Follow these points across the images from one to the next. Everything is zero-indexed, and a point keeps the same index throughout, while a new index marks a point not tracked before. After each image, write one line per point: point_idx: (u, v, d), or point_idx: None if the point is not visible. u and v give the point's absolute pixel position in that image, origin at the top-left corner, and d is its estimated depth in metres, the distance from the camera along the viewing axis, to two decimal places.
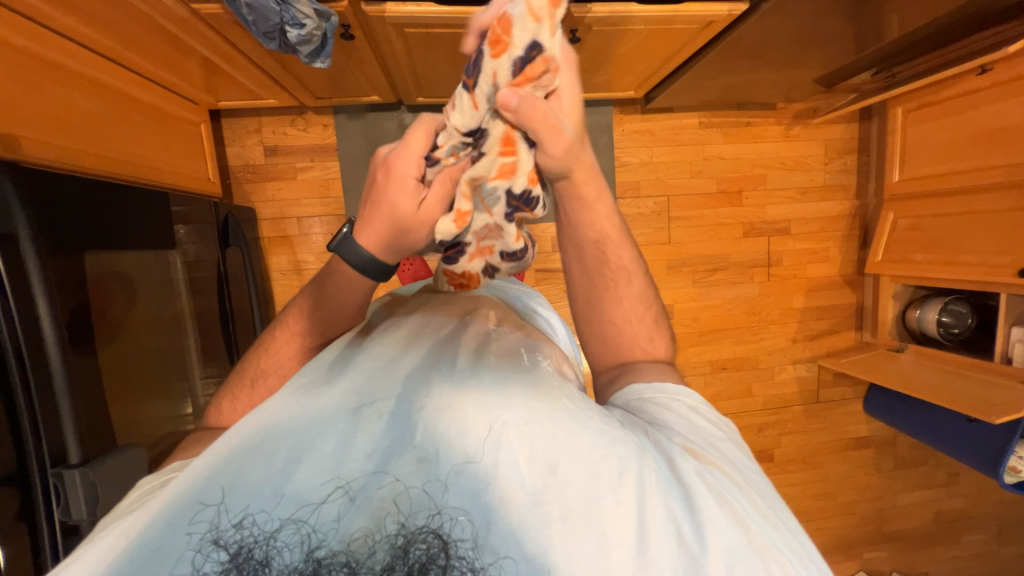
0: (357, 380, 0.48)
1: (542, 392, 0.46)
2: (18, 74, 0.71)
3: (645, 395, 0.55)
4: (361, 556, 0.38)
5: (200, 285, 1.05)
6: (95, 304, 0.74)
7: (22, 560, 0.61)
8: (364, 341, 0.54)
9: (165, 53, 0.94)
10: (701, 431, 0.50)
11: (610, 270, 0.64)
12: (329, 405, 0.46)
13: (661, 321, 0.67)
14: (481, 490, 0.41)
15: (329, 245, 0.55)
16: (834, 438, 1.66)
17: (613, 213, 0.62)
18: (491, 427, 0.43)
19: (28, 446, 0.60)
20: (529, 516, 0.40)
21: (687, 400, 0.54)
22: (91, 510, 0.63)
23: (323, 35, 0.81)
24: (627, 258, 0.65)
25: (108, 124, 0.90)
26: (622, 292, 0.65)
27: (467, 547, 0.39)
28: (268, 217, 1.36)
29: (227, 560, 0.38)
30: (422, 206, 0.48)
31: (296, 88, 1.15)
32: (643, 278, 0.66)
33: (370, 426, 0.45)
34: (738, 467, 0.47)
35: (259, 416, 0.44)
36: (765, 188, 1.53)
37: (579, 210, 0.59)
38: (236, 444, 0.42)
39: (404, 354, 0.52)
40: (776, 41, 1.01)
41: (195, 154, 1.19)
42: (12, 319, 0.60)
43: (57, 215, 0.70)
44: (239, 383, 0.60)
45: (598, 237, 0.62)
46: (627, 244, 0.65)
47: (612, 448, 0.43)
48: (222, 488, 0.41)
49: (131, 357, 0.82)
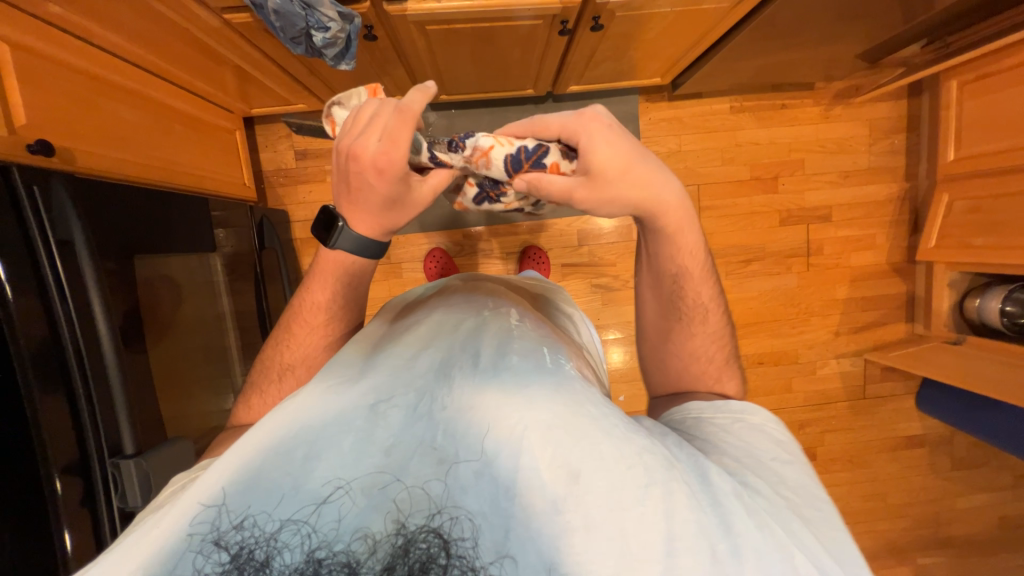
0: (378, 378, 0.49)
1: (566, 396, 0.46)
2: (67, 91, 0.77)
3: (703, 415, 0.55)
4: (361, 555, 0.38)
5: (239, 286, 1.10)
6: (145, 302, 0.79)
7: (86, 543, 0.65)
8: (388, 342, 0.55)
9: (201, 64, 0.98)
10: (760, 451, 0.49)
11: (686, 307, 0.64)
12: (346, 403, 0.46)
13: (734, 363, 0.65)
14: (493, 492, 0.41)
15: (329, 243, 0.57)
16: (884, 437, 1.56)
17: (701, 250, 0.62)
18: (512, 431, 0.43)
19: (89, 437, 0.65)
20: (539, 522, 0.39)
21: (750, 420, 0.53)
22: (145, 498, 0.67)
23: (347, 37, 0.82)
24: (706, 296, 0.64)
25: (153, 135, 0.95)
26: (694, 329, 0.64)
27: (467, 546, 0.39)
28: (300, 219, 1.41)
29: (228, 561, 0.38)
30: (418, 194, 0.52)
31: (322, 91, 1.18)
32: (720, 319, 0.64)
33: (385, 426, 0.45)
34: (800, 490, 0.45)
35: (282, 414, 0.45)
36: (803, 173, 1.45)
37: (667, 242, 0.60)
38: (259, 440, 0.43)
39: (422, 353, 0.52)
40: (810, 18, 0.95)
41: (231, 160, 1.25)
42: (72, 319, 0.64)
43: (107, 221, 0.75)
44: (265, 379, 0.62)
45: (677, 272, 0.62)
46: (710, 280, 0.64)
47: (638, 457, 0.42)
48: (236, 483, 0.41)
49: (178, 355, 0.86)
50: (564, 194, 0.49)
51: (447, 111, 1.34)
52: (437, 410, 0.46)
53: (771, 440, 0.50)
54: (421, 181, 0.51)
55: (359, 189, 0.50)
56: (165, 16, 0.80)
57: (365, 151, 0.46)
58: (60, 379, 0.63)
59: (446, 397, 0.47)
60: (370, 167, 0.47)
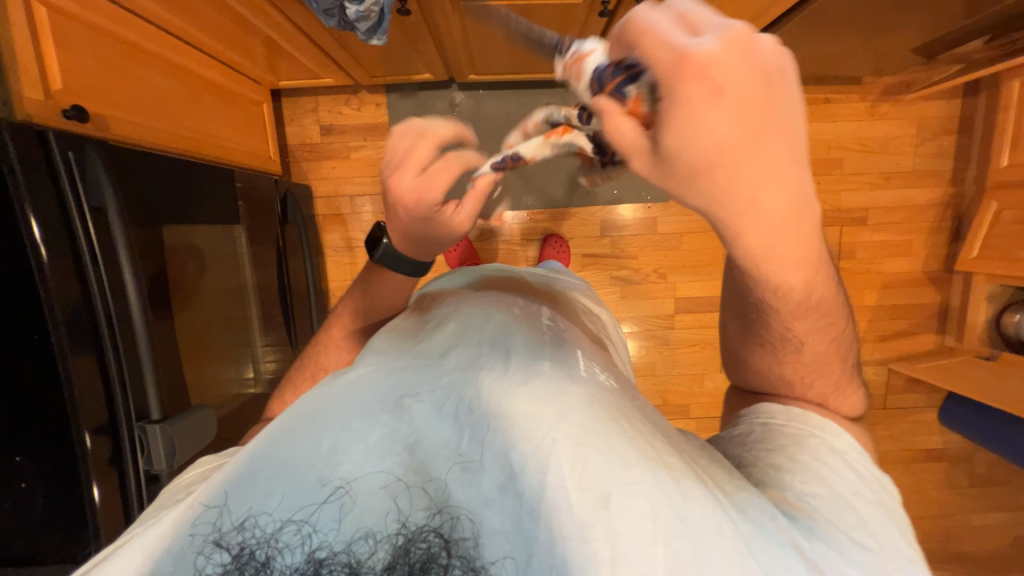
0: (410, 375, 0.48)
1: (602, 410, 0.44)
2: (102, 56, 0.77)
3: (775, 421, 0.55)
4: (362, 556, 0.39)
5: (262, 259, 1.11)
6: (171, 272, 0.80)
7: (113, 500, 0.67)
8: (420, 334, 0.54)
9: (231, 33, 0.97)
10: (843, 485, 0.47)
11: (775, 338, 0.55)
12: (370, 401, 0.46)
13: (846, 375, 0.58)
14: (516, 509, 0.41)
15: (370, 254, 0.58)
16: (900, 448, 1.53)
17: (818, 277, 0.44)
18: (541, 443, 0.41)
19: (118, 402, 0.67)
20: (547, 532, 0.39)
21: (834, 444, 0.51)
22: (169, 462, 0.69)
23: (380, 11, 0.80)
24: (805, 328, 0.52)
25: (181, 105, 0.95)
26: (787, 356, 0.56)
27: (467, 546, 0.40)
28: (323, 195, 1.41)
29: (228, 562, 0.38)
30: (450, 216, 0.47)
31: (350, 65, 1.16)
32: (825, 343, 0.55)
33: (410, 424, 0.45)
34: (875, 532, 0.44)
35: (311, 401, 0.45)
36: (841, 173, 1.39)
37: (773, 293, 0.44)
38: (289, 427, 0.44)
39: (450, 351, 0.51)
40: (868, 8, 0.89)
41: (257, 131, 1.24)
42: (103, 288, 0.65)
43: (135, 189, 0.75)
44: (301, 377, 0.64)
45: (761, 311, 0.51)
46: (812, 313, 0.50)
47: (675, 485, 0.40)
48: (262, 470, 0.42)
49: (202, 323, 0.88)
50: (634, 156, 0.31)
51: (476, 91, 1.32)
52: (464, 414, 0.45)
53: (853, 471, 0.49)
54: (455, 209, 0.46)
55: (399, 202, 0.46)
56: None
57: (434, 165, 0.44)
58: (90, 342, 0.64)
59: (474, 400, 0.45)
60: (401, 202, 0.44)
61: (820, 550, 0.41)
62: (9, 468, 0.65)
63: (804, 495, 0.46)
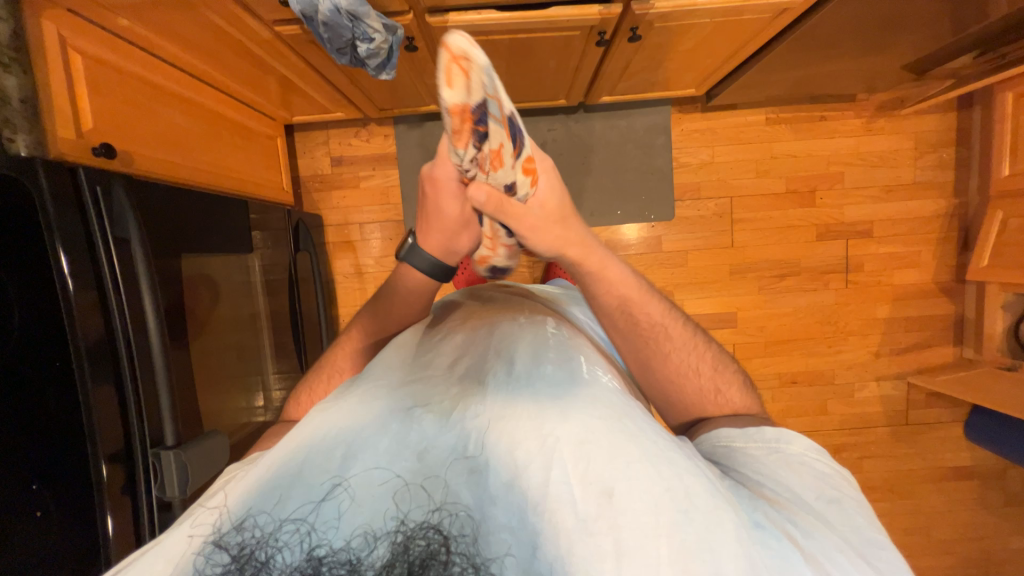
0: (416, 381, 0.49)
1: (602, 411, 0.46)
2: (130, 99, 0.82)
3: (735, 443, 0.54)
4: (363, 553, 0.38)
5: (274, 287, 1.13)
6: (187, 300, 0.83)
7: (126, 528, 0.67)
8: (423, 348, 0.56)
9: (250, 74, 1.02)
10: (803, 489, 0.48)
11: (646, 331, 0.61)
12: (383, 406, 0.47)
13: (726, 364, 0.65)
14: (525, 506, 0.41)
15: (399, 255, 0.62)
16: (928, 467, 1.47)
17: (618, 265, 0.60)
18: (546, 441, 0.43)
19: (134, 429, 0.67)
20: (550, 527, 0.40)
21: (788, 450, 0.52)
22: (182, 489, 0.69)
23: (389, 49, 0.85)
24: (656, 311, 0.62)
25: (201, 140, 1.00)
26: (667, 348, 0.62)
27: (466, 543, 0.39)
28: (333, 223, 1.45)
29: (229, 562, 0.38)
30: (435, 196, 0.53)
31: (360, 100, 1.21)
32: (681, 326, 0.63)
33: (423, 428, 0.45)
34: (857, 526, 0.45)
35: (325, 416, 0.46)
36: (842, 187, 1.40)
37: (590, 276, 0.58)
38: (301, 435, 0.45)
39: (457, 363, 0.53)
40: (857, 28, 0.93)
41: (271, 164, 1.29)
42: (124, 316, 0.67)
43: (157, 221, 0.79)
44: (317, 379, 0.65)
45: (620, 303, 0.60)
46: (655, 299, 0.62)
47: (679, 481, 0.42)
48: (271, 474, 0.42)
49: (216, 350, 0.89)
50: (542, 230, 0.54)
51: None
52: (472, 418, 0.45)
53: (814, 474, 0.50)
54: (434, 189, 0.52)
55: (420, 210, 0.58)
56: (224, 31, 0.84)
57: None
58: (110, 370, 0.66)
59: (481, 404, 0.47)
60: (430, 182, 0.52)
61: (811, 537, 0.42)
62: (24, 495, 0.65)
63: (777, 497, 0.47)
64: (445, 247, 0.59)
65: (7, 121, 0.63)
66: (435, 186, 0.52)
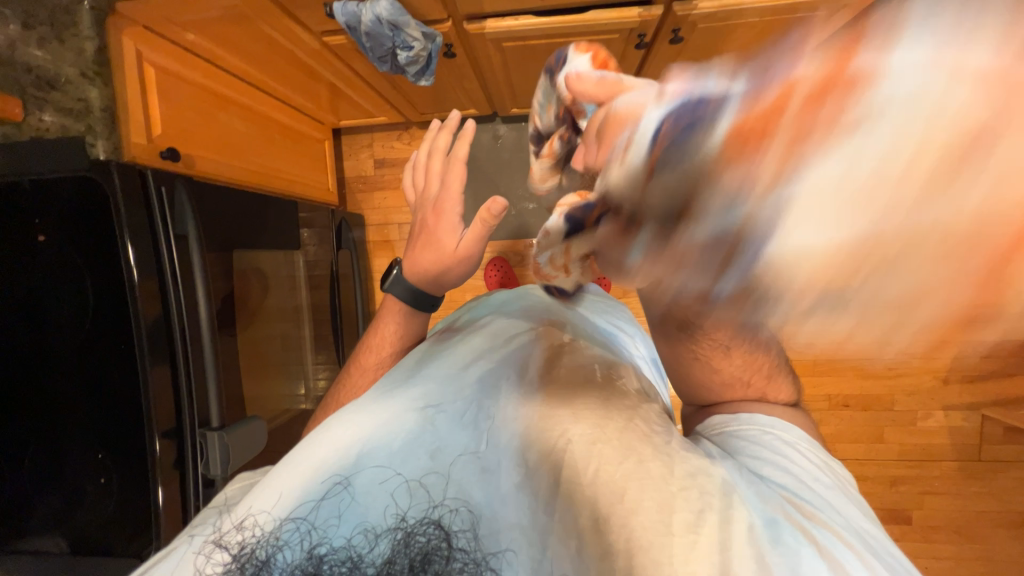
0: (430, 381, 0.50)
1: (612, 413, 0.46)
2: (192, 106, 0.90)
3: (729, 427, 0.53)
4: (364, 550, 0.40)
5: (318, 282, 1.19)
6: (239, 292, 0.89)
7: (175, 502, 0.72)
8: (436, 348, 0.58)
9: (302, 82, 1.09)
10: (801, 472, 0.46)
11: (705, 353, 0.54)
12: (394, 407, 0.47)
13: (781, 370, 0.59)
14: (532, 504, 0.42)
15: (382, 284, 0.64)
16: (1005, 510, 1.31)
17: None
18: (556, 443, 0.44)
19: (185, 411, 0.73)
20: (560, 524, 0.41)
21: (781, 433, 0.50)
22: (224, 468, 0.74)
23: (428, 55, 0.89)
24: None
25: (256, 143, 1.07)
26: (723, 366, 0.55)
27: (466, 538, 0.41)
28: (375, 223, 1.50)
29: (229, 561, 0.39)
30: (435, 223, 0.53)
31: (403, 105, 1.26)
32: None
33: (432, 431, 0.46)
34: (854, 514, 0.43)
35: (342, 415, 0.48)
36: None
37: (675, 313, 0.47)
38: (321, 430, 0.46)
39: (471, 363, 0.54)
40: None
41: (319, 166, 1.36)
42: (181, 307, 0.74)
43: (212, 218, 0.85)
44: (318, 416, 0.64)
45: (686, 336, 0.52)
46: None
47: (690, 479, 0.40)
48: (286, 469, 0.44)
49: (263, 339, 0.96)
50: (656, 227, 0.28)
51: (517, 124, 1.37)
52: (483, 420, 0.47)
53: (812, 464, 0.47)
54: (437, 216, 0.53)
55: (416, 238, 0.58)
56: (279, 43, 0.90)
57: (422, 195, 0.56)
58: (166, 354, 0.72)
59: (492, 409, 0.48)
60: (432, 209, 0.54)
61: (828, 536, 0.38)
62: (96, 462, 0.74)
63: (780, 486, 0.43)
64: (431, 280, 0.59)
65: (90, 129, 0.72)
66: (438, 212, 0.53)
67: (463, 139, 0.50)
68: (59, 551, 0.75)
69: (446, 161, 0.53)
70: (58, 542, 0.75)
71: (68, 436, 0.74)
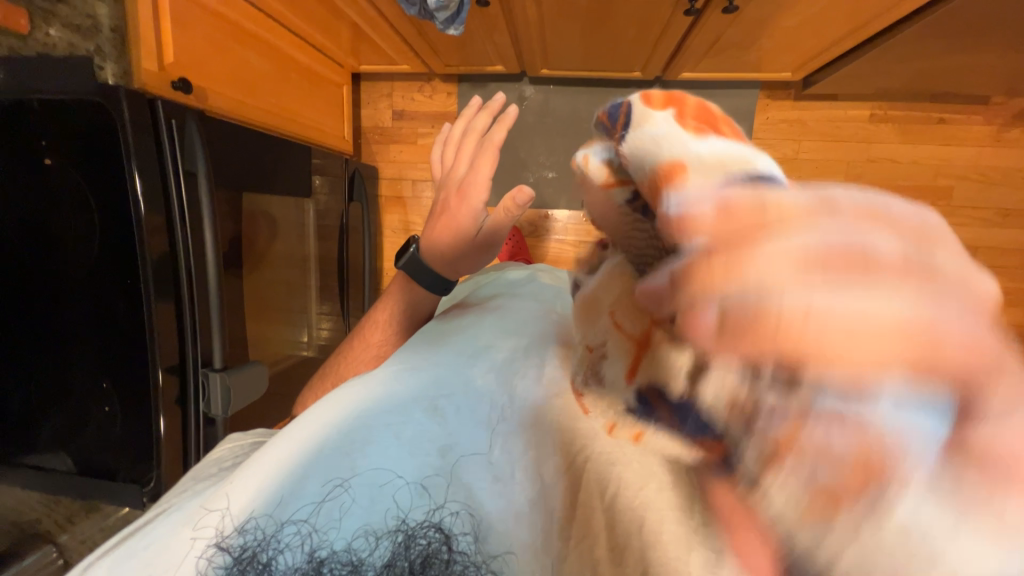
0: (439, 372, 0.49)
1: None
2: (207, 35, 0.85)
3: None
4: (364, 553, 0.37)
5: (327, 232, 1.17)
6: (247, 236, 0.88)
7: (176, 435, 0.74)
8: (440, 338, 0.55)
9: (323, 19, 1.03)
10: None
11: None
12: (400, 398, 0.46)
13: None
14: (548, 523, 0.40)
15: (396, 262, 0.61)
16: None
17: None
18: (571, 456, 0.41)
19: (188, 349, 0.74)
20: (576, 556, 0.39)
21: None
22: (224, 408, 0.76)
23: (460, 2, 0.83)
24: None
25: (271, 82, 1.02)
26: None
27: (467, 541, 0.38)
28: (388, 176, 1.46)
29: (231, 564, 0.36)
30: (458, 206, 0.51)
31: (427, 54, 1.19)
32: None
33: (441, 425, 0.45)
34: None
35: (347, 401, 0.45)
36: (948, 205, 1.25)
37: None
38: (328, 415, 0.44)
39: (481, 353, 0.53)
40: (1002, 18, 0.79)
41: (336, 112, 1.31)
42: (188, 247, 0.72)
43: (224, 158, 0.83)
44: (320, 382, 0.65)
45: None
46: None
47: None
48: (293, 459, 0.41)
49: (268, 286, 0.96)
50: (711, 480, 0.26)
51: (546, 86, 1.30)
52: (495, 421, 0.46)
53: None
54: (460, 198, 0.51)
55: (436, 215, 0.56)
56: None
57: (448, 174, 0.54)
58: (171, 290, 0.71)
59: (505, 408, 0.47)
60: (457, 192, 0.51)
61: None
62: (100, 390, 0.76)
63: None
64: (446, 262, 0.57)
65: (98, 50, 0.67)
66: (462, 195, 0.50)
67: (502, 122, 0.48)
68: (66, 469, 0.78)
69: (480, 142, 0.52)
70: (65, 460, 0.78)
71: (72, 363, 0.75)
